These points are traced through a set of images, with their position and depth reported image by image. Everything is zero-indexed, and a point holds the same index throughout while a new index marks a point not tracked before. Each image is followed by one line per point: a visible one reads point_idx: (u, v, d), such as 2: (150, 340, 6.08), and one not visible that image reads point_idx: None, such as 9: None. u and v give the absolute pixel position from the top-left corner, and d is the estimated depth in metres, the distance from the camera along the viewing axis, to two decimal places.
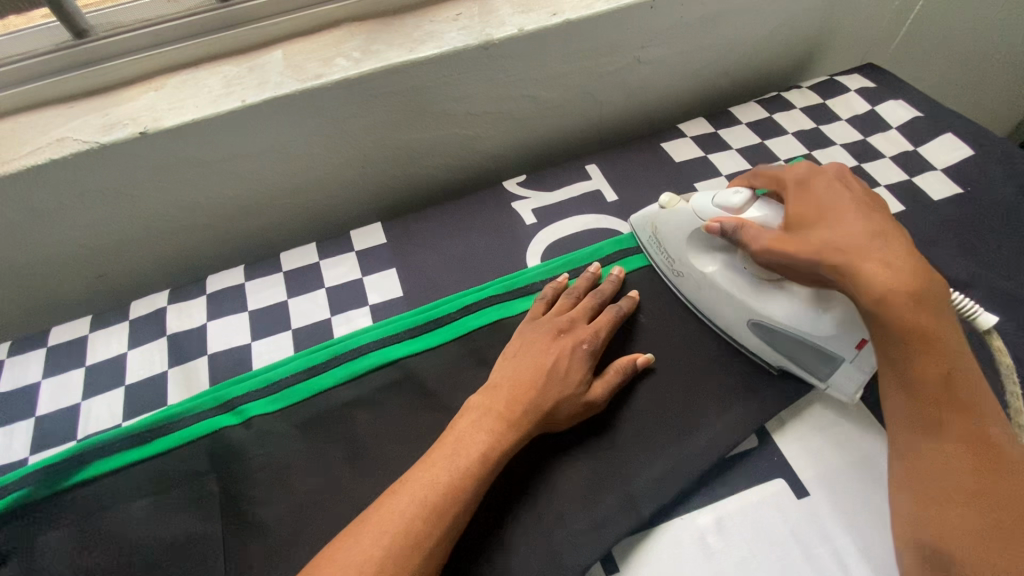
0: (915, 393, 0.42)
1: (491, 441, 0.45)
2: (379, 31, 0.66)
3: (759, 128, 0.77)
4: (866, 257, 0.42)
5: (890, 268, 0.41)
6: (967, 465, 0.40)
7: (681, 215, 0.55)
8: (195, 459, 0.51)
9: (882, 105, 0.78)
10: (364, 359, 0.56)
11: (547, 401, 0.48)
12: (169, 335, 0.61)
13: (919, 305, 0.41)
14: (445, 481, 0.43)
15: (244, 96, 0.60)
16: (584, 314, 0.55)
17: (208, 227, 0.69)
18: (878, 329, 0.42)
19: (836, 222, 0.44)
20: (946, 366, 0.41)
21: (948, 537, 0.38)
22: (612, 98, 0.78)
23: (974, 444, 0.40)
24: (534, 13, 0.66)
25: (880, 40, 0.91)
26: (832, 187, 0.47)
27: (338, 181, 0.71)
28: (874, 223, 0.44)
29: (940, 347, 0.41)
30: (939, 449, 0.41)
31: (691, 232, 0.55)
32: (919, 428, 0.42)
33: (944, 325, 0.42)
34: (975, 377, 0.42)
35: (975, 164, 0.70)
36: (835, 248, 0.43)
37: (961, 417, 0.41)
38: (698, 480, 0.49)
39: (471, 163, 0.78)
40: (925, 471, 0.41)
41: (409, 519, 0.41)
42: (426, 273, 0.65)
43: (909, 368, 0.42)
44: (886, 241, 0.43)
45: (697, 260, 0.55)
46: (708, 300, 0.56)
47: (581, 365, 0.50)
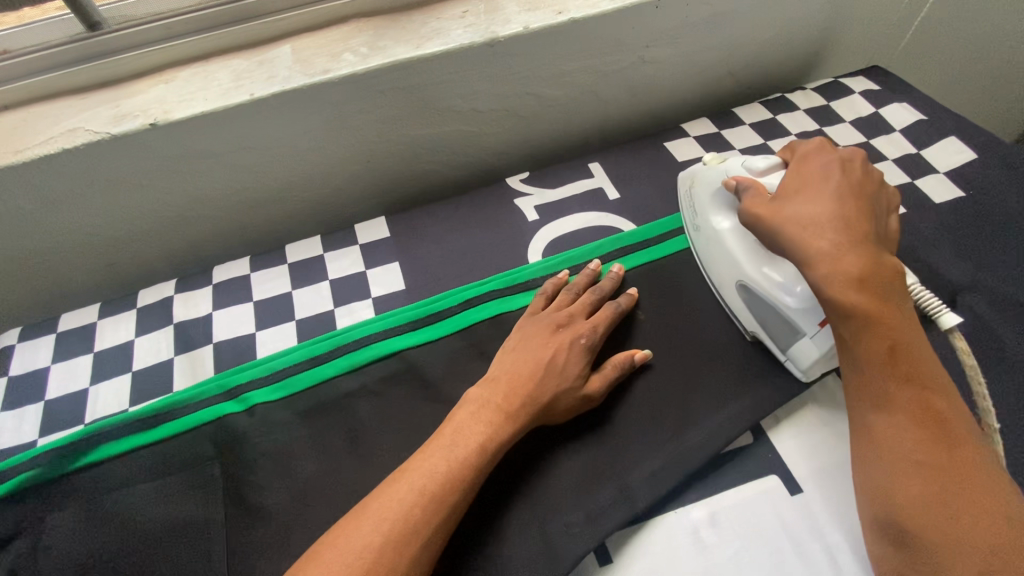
0: (865, 369, 0.43)
1: (488, 433, 0.46)
2: (386, 27, 0.66)
3: (762, 129, 0.78)
4: (823, 241, 0.45)
5: (840, 251, 0.44)
6: (914, 436, 0.41)
7: (713, 173, 0.58)
8: (199, 444, 0.52)
9: (886, 107, 0.79)
10: (366, 350, 0.57)
11: (546, 394, 0.49)
12: (175, 323, 0.62)
13: (865, 286, 0.43)
14: (443, 471, 0.44)
15: (253, 90, 0.61)
16: (584, 309, 0.56)
17: (214, 219, 0.70)
18: (826, 307, 0.44)
19: (808, 203, 0.47)
20: (892, 342, 0.42)
21: (904, 511, 0.40)
22: (616, 97, 0.79)
23: (921, 413, 0.41)
24: (540, 12, 0.67)
25: (887, 42, 0.91)
26: (826, 168, 0.49)
27: (342, 176, 0.72)
28: (846, 207, 0.46)
29: (885, 324, 0.42)
30: (889, 422, 0.42)
31: (714, 190, 0.58)
32: (870, 403, 0.43)
33: (891, 303, 0.43)
34: (922, 346, 0.43)
35: (979, 167, 0.70)
36: (798, 223, 0.46)
37: (908, 388, 0.42)
38: (693, 475, 0.50)
39: (475, 159, 0.78)
40: (881, 449, 0.42)
41: (408, 507, 0.42)
42: (428, 267, 0.66)
43: (858, 346, 0.43)
44: (843, 227, 0.45)
45: (713, 216, 0.58)
46: (711, 255, 0.58)
47: (579, 361, 0.51)
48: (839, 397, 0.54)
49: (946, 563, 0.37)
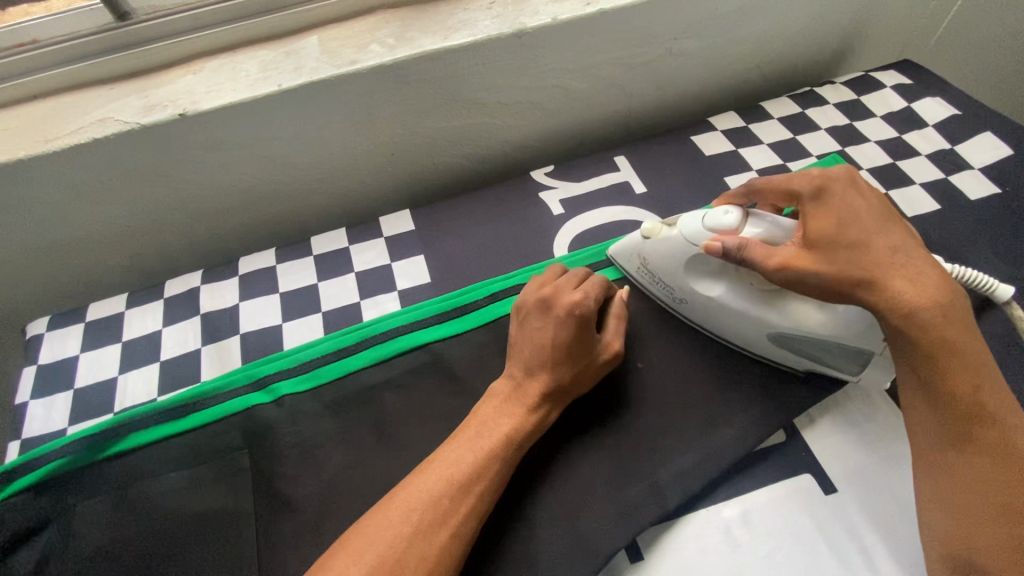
0: (943, 410, 0.42)
1: (513, 423, 0.46)
2: (412, 18, 0.66)
3: (790, 123, 0.76)
4: (897, 280, 0.42)
5: (917, 287, 0.42)
6: (996, 478, 0.40)
7: (666, 243, 0.53)
8: (227, 434, 0.52)
9: (919, 102, 0.77)
10: (392, 343, 0.57)
11: (565, 379, 0.48)
12: (202, 314, 0.62)
13: (947, 323, 0.41)
14: (471, 460, 0.44)
15: (280, 81, 0.61)
16: (571, 282, 0.52)
17: (239, 210, 0.70)
18: (904, 347, 0.42)
19: (857, 242, 0.43)
20: (973, 382, 0.41)
21: (983, 553, 0.39)
22: (642, 90, 0.78)
23: (1008, 457, 0.40)
24: (568, 3, 0.66)
25: (917, 36, 0.89)
26: (848, 201, 0.45)
27: (367, 168, 0.72)
28: (892, 237, 0.43)
29: (967, 364, 0.41)
30: (970, 463, 0.41)
31: (685, 261, 0.53)
32: (948, 443, 0.42)
33: (971, 337, 0.42)
34: (999, 386, 0.42)
35: (1016, 163, 0.69)
36: (859, 267, 0.43)
37: (989, 429, 0.41)
38: (725, 472, 0.49)
39: (499, 152, 0.78)
40: (956, 485, 0.41)
41: (437, 497, 0.41)
42: (453, 260, 0.65)
43: (936, 386, 0.42)
44: (907, 259, 0.42)
45: (700, 285, 0.53)
46: (719, 320, 0.54)
47: (579, 335, 0.48)
48: (873, 397, 0.53)
49: None
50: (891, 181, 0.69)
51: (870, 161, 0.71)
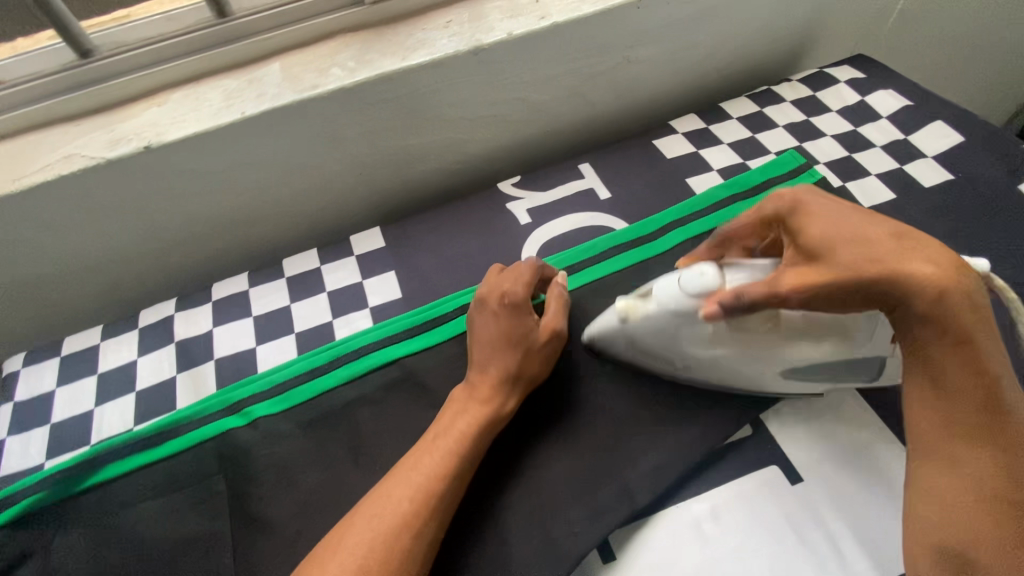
0: (959, 402, 0.40)
1: (468, 420, 0.48)
2: (371, 40, 0.67)
3: (749, 122, 0.78)
4: (914, 261, 0.39)
5: (936, 267, 0.39)
6: (1001, 476, 0.39)
7: (649, 321, 0.50)
8: (203, 460, 0.53)
9: (872, 95, 0.79)
10: (365, 359, 0.57)
11: (511, 365, 0.50)
12: (176, 341, 0.63)
13: (972, 312, 0.39)
14: (429, 464, 0.45)
15: (243, 109, 0.62)
16: (499, 273, 0.56)
17: (212, 237, 0.70)
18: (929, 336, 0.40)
19: (867, 232, 0.41)
20: (990, 375, 0.39)
21: (974, 547, 0.38)
22: (602, 98, 0.80)
23: (1010, 450, 0.39)
24: (522, 18, 0.68)
25: (869, 30, 0.92)
26: (832, 202, 0.44)
27: (336, 189, 0.73)
28: (894, 224, 0.41)
29: (982, 350, 0.39)
30: (975, 454, 0.39)
31: (671, 330, 0.49)
32: (960, 436, 0.40)
33: (988, 324, 0.40)
34: (1013, 380, 0.41)
35: (966, 150, 0.71)
36: (870, 264, 0.39)
37: (1002, 426, 0.39)
38: (693, 469, 0.50)
39: (466, 166, 0.79)
40: (956, 474, 0.40)
41: (399, 501, 0.43)
42: (424, 274, 0.66)
43: (954, 378, 0.40)
44: (915, 242, 0.40)
45: (694, 350, 0.49)
46: (727, 374, 0.51)
47: (512, 322, 0.51)
48: (835, 387, 0.54)
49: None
50: (848, 174, 0.71)
51: (826, 156, 0.73)
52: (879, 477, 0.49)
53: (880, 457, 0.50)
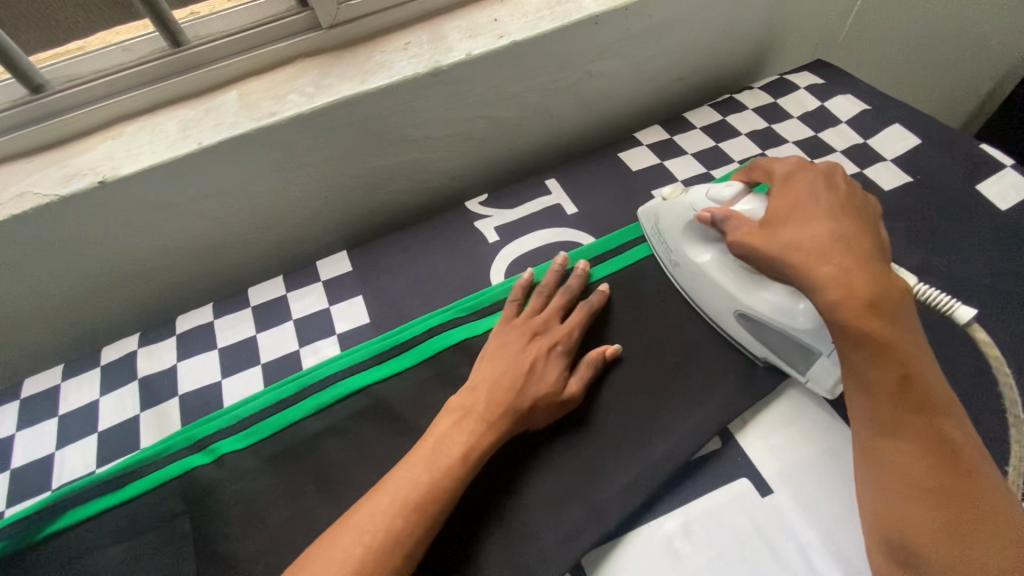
0: (877, 398, 0.42)
1: (470, 441, 0.47)
2: (330, 65, 0.67)
3: (712, 131, 0.79)
4: (828, 264, 0.44)
5: (845, 275, 0.43)
6: (928, 466, 0.41)
7: (677, 207, 0.58)
8: (168, 501, 0.52)
9: (831, 100, 0.80)
10: (331, 389, 0.56)
11: (532, 401, 0.50)
12: (140, 378, 0.62)
13: (876, 311, 0.42)
14: (426, 480, 0.44)
15: (200, 138, 0.61)
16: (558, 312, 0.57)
17: (175, 268, 0.69)
18: (838, 332, 0.43)
19: (807, 226, 0.46)
20: (903, 368, 0.42)
21: (912, 536, 0.40)
22: (567, 112, 0.80)
23: (935, 446, 0.41)
24: (481, 37, 0.68)
25: (827, 35, 0.93)
26: (813, 188, 0.49)
27: (301, 214, 0.72)
28: (841, 226, 0.46)
29: (899, 351, 0.42)
30: (899, 450, 0.42)
31: (684, 225, 0.58)
32: (880, 430, 0.43)
33: (903, 329, 0.42)
34: (940, 381, 0.43)
35: (923, 152, 0.72)
36: (795, 249, 0.45)
37: (921, 417, 0.41)
38: (664, 485, 0.50)
39: (434, 185, 0.79)
40: (886, 471, 0.42)
41: (388, 519, 0.42)
42: (392, 297, 0.66)
43: (868, 374, 0.43)
44: (846, 246, 0.44)
45: (691, 252, 0.58)
46: (697, 289, 0.58)
47: (558, 367, 0.52)
48: (802, 396, 0.55)
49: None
50: None
51: None
52: (848, 484, 0.49)
53: (849, 465, 0.50)
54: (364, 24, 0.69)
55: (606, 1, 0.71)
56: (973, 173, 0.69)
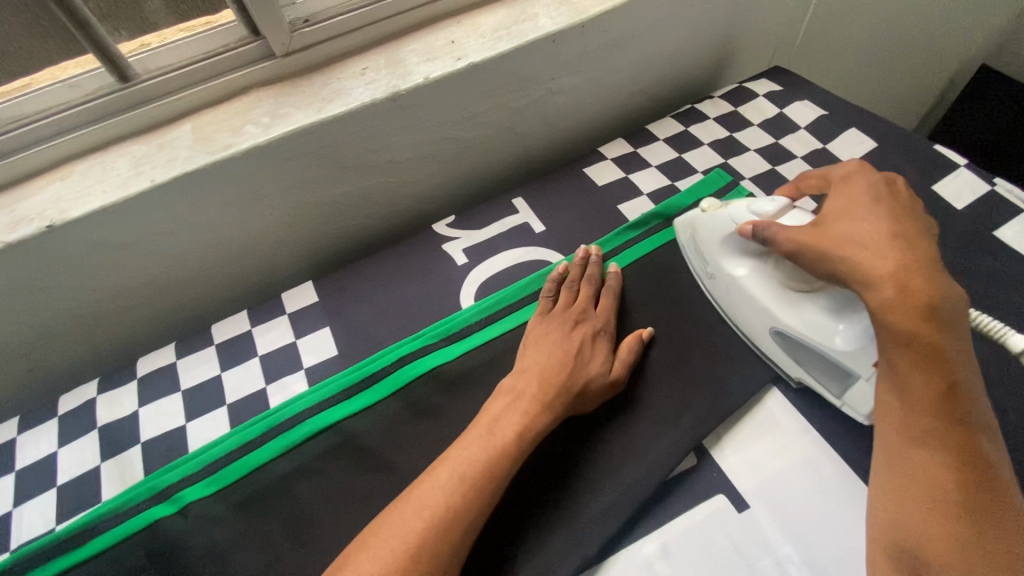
0: (916, 404, 0.41)
1: (525, 421, 0.49)
2: (286, 93, 0.66)
3: (675, 142, 0.79)
4: (888, 263, 0.41)
5: (910, 282, 0.40)
6: (953, 477, 0.39)
7: (716, 219, 0.58)
8: (132, 556, 0.50)
9: (790, 106, 0.81)
10: (300, 428, 0.55)
11: (579, 382, 0.52)
12: (99, 427, 0.59)
13: (933, 320, 0.40)
14: (483, 459, 0.46)
15: (153, 175, 0.59)
16: (592, 300, 0.60)
17: (135, 308, 0.67)
18: (886, 335, 0.42)
19: (866, 226, 0.44)
20: (950, 379, 0.40)
21: (925, 544, 0.38)
22: (531, 129, 0.80)
23: (969, 461, 0.39)
24: (439, 60, 0.68)
25: (783, 42, 0.95)
26: (873, 189, 0.46)
27: (264, 246, 0.71)
28: (907, 231, 0.43)
29: (948, 361, 0.40)
30: (927, 460, 0.40)
31: (720, 240, 0.58)
32: (912, 438, 0.41)
33: (958, 342, 0.41)
34: (983, 399, 0.41)
35: (880, 155, 0.73)
36: (855, 246, 0.43)
37: (958, 430, 0.40)
38: (641, 507, 0.50)
39: (400, 208, 0.78)
40: (911, 478, 0.40)
41: (451, 495, 0.44)
42: (360, 327, 0.64)
43: (909, 379, 0.41)
44: (907, 250, 0.41)
45: (728, 265, 0.58)
46: (734, 302, 0.58)
47: (600, 352, 0.56)
48: (773, 407, 0.55)
49: None
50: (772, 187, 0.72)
51: (750, 170, 0.75)
52: (822, 494, 0.49)
53: (823, 475, 0.50)
54: (319, 50, 0.68)
55: (563, 19, 0.71)
56: (927, 174, 0.71)
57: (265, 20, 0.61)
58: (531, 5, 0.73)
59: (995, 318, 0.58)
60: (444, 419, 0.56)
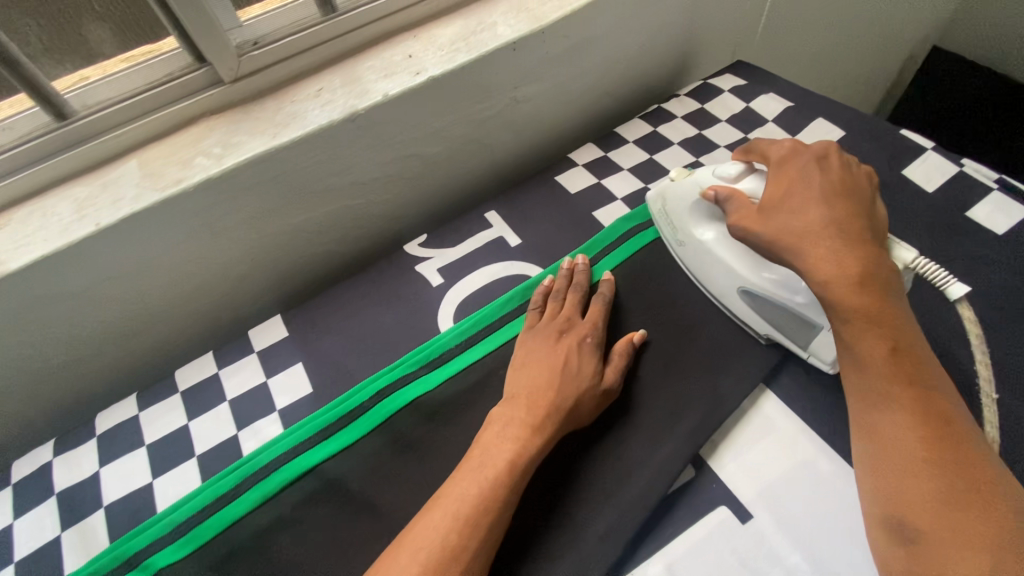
0: (869, 371, 0.42)
1: (516, 448, 0.46)
2: (238, 120, 0.63)
3: (645, 144, 0.78)
4: (820, 246, 0.44)
5: (834, 258, 0.43)
6: (917, 436, 0.39)
7: (685, 187, 0.61)
8: None
9: (756, 100, 0.81)
10: (276, 477, 0.51)
11: (569, 398, 0.49)
12: (58, 494, 0.55)
13: (869, 289, 0.42)
14: (476, 493, 0.44)
15: (98, 218, 0.55)
16: (578, 307, 0.58)
17: (90, 359, 0.63)
18: (831, 309, 0.44)
19: (799, 208, 0.47)
20: (891, 339, 0.42)
21: (911, 508, 0.37)
22: (498, 140, 0.78)
23: (928, 416, 0.39)
24: (397, 76, 0.65)
25: (743, 36, 0.95)
26: (809, 169, 0.49)
27: (228, 282, 0.67)
28: (835, 209, 0.46)
29: (885, 322, 0.42)
30: (890, 422, 0.40)
31: (693, 204, 0.59)
32: (873, 403, 0.42)
33: (892, 303, 0.43)
34: (929, 354, 0.43)
35: (848, 143, 0.73)
36: (791, 230, 0.46)
37: (911, 387, 0.41)
38: (642, 527, 0.47)
39: (369, 230, 0.76)
40: (880, 444, 0.40)
41: (444, 534, 0.42)
42: (334, 360, 0.61)
43: (857, 347, 0.43)
44: (838, 231, 0.44)
45: (697, 231, 0.59)
46: (704, 268, 0.59)
47: (591, 357, 0.53)
48: (767, 409, 0.54)
49: (950, 553, 0.35)
50: None
51: None
52: (826, 496, 0.48)
53: (825, 476, 0.49)
54: (270, 73, 0.65)
55: (522, 27, 0.69)
56: (896, 159, 0.71)
57: (208, 44, 0.57)
58: (488, 13, 0.72)
59: (978, 300, 0.58)
60: (430, 452, 0.53)
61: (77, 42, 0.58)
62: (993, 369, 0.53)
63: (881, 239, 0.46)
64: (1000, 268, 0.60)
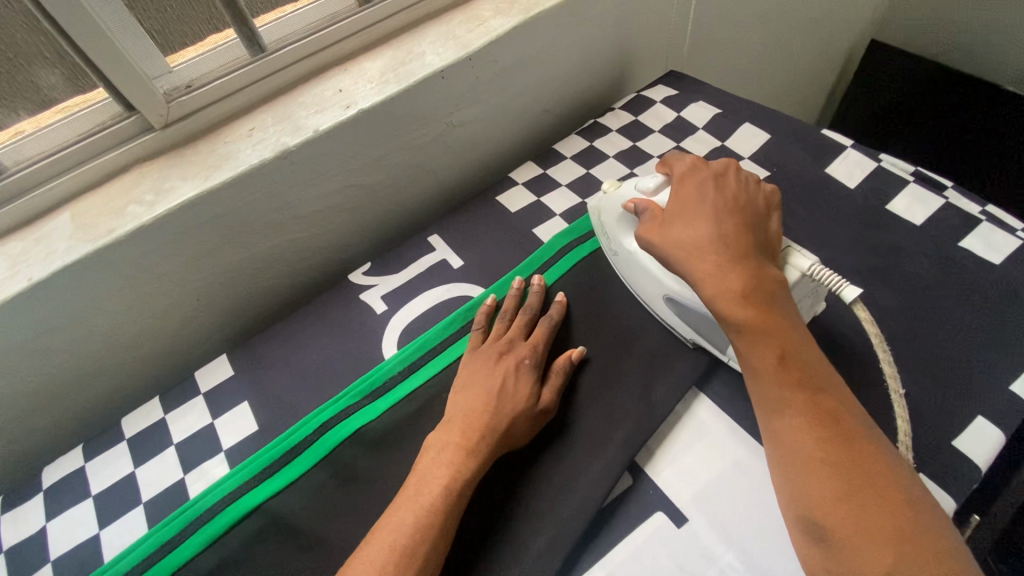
0: (763, 379, 0.44)
1: (450, 472, 0.47)
2: (171, 166, 0.63)
3: (582, 159, 0.80)
4: (707, 263, 0.47)
5: (721, 273, 0.46)
6: (814, 438, 0.41)
7: (613, 199, 0.63)
8: None
9: (687, 108, 0.84)
10: (222, 517, 0.52)
11: (501, 420, 0.50)
12: (5, 551, 0.55)
13: (756, 300, 0.45)
14: (412, 522, 0.45)
15: (30, 273, 0.56)
16: (522, 329, 0.59)
17: (36, 412, 0.63)
18: (724, 322, 0.46)
19: (693, 227, 0.50)
20: (779, 347, 0.44)
21: (818, 509, 0.39)
22: (438, 163, 0.80)
23: (821, 418, 0.41)
24: (328, 111, 0.67)
25: (675, 46, 0.98)
26: (702, 188, 0.52)
27: (173, 324, 0.68)
28: (723, 226, 0.49)
29: (773, 330, 0.44)
30: (788, 426, 0.42)
31: (618, 216, 0.61)
32: (770, 409, 0.43)
33: (779, 312, 0.45)
34: (818, 357, 0.45)
35: (774, 146, 0.76)
36: (684, 249, 0.49)
37: (803, 391, 0.43)
38: (582, 538, 0.49)
39: (316, 261, 0.77)
40: (782, 449, 0.42)
41: (381, 568, 0.42)
42: (281, 395, 0.62)
43: (751, 356, 0.45)
44: (724, 246, 0.47)
45: (624, 242, 0.61)
46: (635, 276, 0.61)
47: (526, 378, 0.54)
48: (700, 413, 0.55)
49: (853, 548, 0.37)
50: None
51: None
52: (757, 493, 0.49)
53: (756, 474, 0.50)
54: (202, 117, 0.66)
55: (449, 55, 0.71)
56: (819, 159, 0.73)
57: (134, 95, 0.58)
58: (417, 44, 0.73)
59: (897, 290, 0.61)
60: (374, 481, 0.54)
61: (28, 88, 0.58)
62: (909, 359, 0.56)
63: (769, 251, 0.49)
64: (917, 258, 0.63)
